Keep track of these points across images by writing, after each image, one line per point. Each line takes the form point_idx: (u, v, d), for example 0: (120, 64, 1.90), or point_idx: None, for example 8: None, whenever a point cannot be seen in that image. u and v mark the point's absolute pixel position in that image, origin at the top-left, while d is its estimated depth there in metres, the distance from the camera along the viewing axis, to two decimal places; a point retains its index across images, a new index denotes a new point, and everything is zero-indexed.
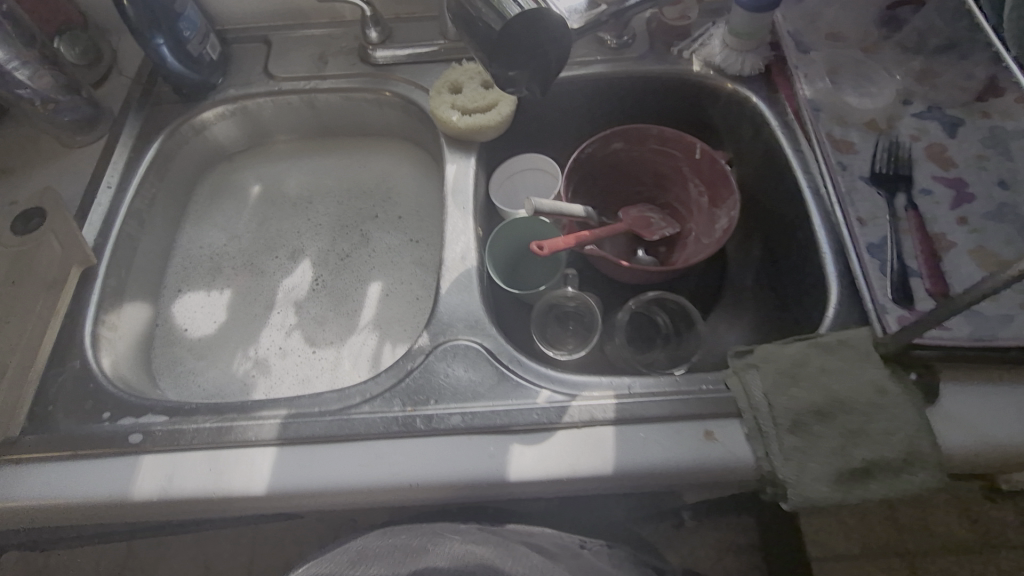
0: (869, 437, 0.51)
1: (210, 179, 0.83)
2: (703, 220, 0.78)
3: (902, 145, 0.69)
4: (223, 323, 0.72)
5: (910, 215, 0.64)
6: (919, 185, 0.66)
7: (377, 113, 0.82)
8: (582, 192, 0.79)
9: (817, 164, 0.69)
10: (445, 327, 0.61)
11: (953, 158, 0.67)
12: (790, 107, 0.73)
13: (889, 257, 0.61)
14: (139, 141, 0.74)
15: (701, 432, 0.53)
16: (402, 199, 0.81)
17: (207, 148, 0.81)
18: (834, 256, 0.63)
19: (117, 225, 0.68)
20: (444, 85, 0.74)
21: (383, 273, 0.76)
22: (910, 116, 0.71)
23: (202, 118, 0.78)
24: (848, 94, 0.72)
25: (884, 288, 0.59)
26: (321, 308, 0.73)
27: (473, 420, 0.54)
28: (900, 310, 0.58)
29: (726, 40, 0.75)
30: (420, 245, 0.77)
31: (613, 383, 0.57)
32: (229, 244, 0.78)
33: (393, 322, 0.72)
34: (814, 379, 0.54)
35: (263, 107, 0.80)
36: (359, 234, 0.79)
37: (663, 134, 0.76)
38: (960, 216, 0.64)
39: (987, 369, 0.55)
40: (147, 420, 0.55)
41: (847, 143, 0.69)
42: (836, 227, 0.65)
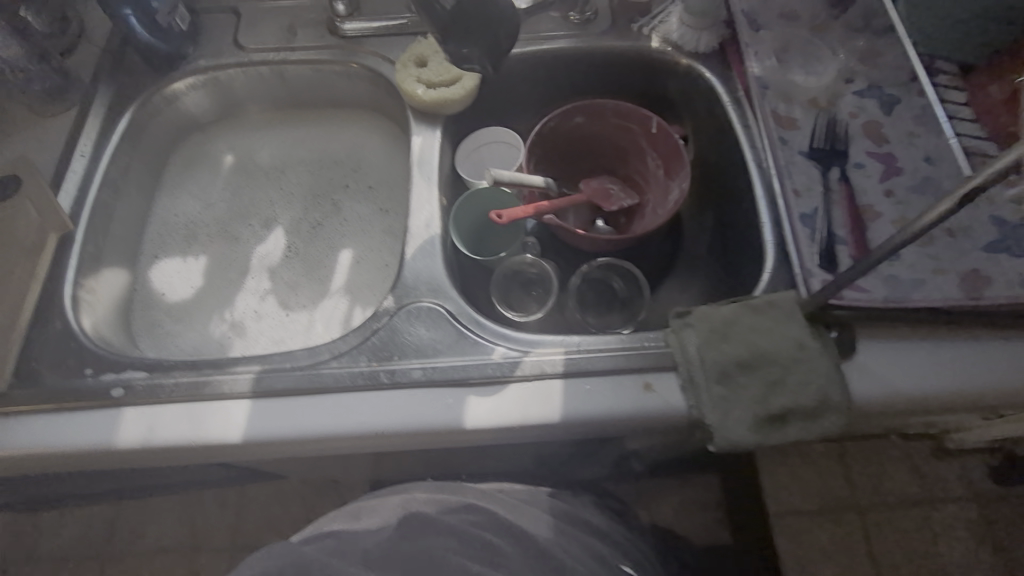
0: (787, 387, 0.58)
1: (184, 149, 0.85)
2: (659, 191, 0.83)
3: (840, 122, 0.73)
4: (199, 288, 0.76)
5: (842, 187, 0.69)
6: (853, 159, 0.71)
7: (346, 86, 0.84)
8: (544, 164, 0.83)
9: (761, 140, 0.73)
10: (409, 290, 0.65)
11: (886, 134, 0.72)
12: (740, 85, 0.77)
13: (819, 226, 0.66)
14: (111, 110, 0.76)
15: (640, 384, 0.59)
16: (372, 170, 0.84)
17: (180, 118, 0.83)
18: (771, 225, 0.69)
19: (93, 192, 0.71)
20: (412, 57, 0.76)
21: (353, 241, 0.80)
22: (851, 94, 0.75)
23: (174, 88, 0.80)
24: (795, 72, 0.76)
25: (812, 255, 0.65)
26: (294, 274, 0.77)
27: (434, 374, 0.59)
28: (824, 274, 0.64)
29: (683, 18, 0.79)
30: (389, 214, 0.81)
31: (563, 340, 0.62)
32: (203, 213, 0.81)
33: (363, 287, 0.76)
34: (742, 336, 0.60)
35: (235, 78, 0.82)
36: (331, 203, 0.82)
37: (620, 109, 0.80)
38: (887, 189, 0.69)
39: (898, 327, 0.62)
40: (128, 376, 0.59)
41: (790, 119, 0.74)
42: (775, 198, 0.70)
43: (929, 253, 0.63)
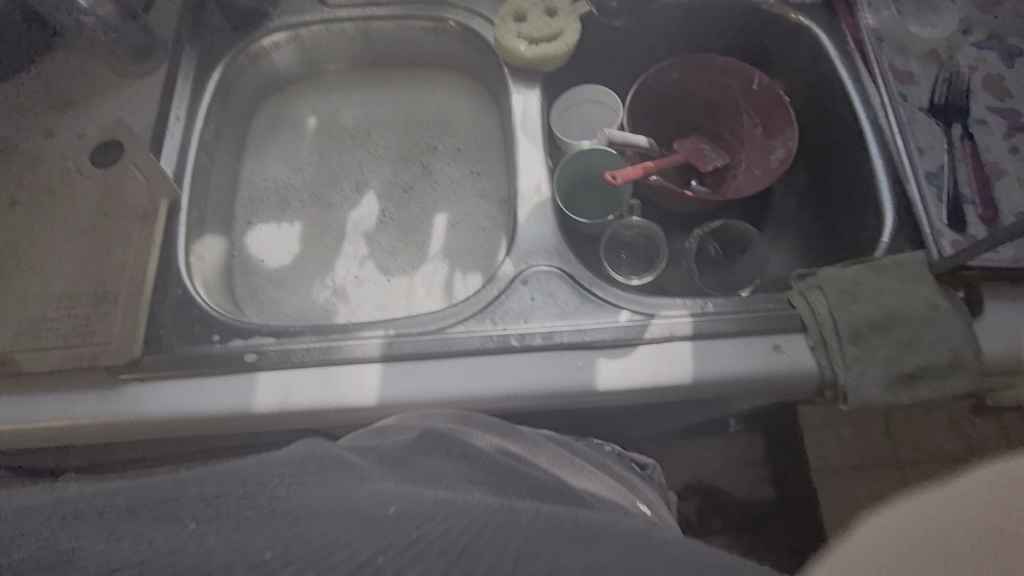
0: (920, 347, 0.56)
1: (264, 112, 0.82)
2: (756, 151, 0.80)
3: (962, 75, 0.70)
4: (297, 254, 0.75)
5: (966, 144, 0.66)
6: (975, 115, 0.68)
7: (431, 42, 0.81)
8: (638, 124, 0.80)
9: (877, 95, 0.70)
10: (526, 255, 0.64)
11: (1008, 88, 0.69)
12: (852, 37, 0.74)
13: (944, 185, 0.64)
14: (200, 71, 0.74)
15: (769, 345, 0.58)
16: (460, 131, 0.82)
17: (262, 79, 0.81)
18: (891, 184, 0.66)
19: (191, 156, 0.69)
20: (510, 11, 0.74)
21: (447, 205, 0.78)
22: (969, 46, 0.72)
23: (258, 46, 0.77)
24: (910, 24, 0.73)
25: (940, 215, 0.63)
26: (391, 239, 0.76)
27: (562, 338, 0.59)
28: (954, 235, 0.62)
29: None
30: (482, 177, 0.79)
31: (687, 303, 0.61)
32: (293, 177, 0.79)
33: (462, 252, 0.75)
34: (871, 296, 0.59)
35: (318, 35, 0.79)
36: (420, 166, 0.80)
37: (725, 64, 0.77)
38: (1012, 146, 0.67)
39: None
40: (257, 341, 0.59)
41: (907, 74, 0.71)
42: (895, 156, 0.67)
43: None
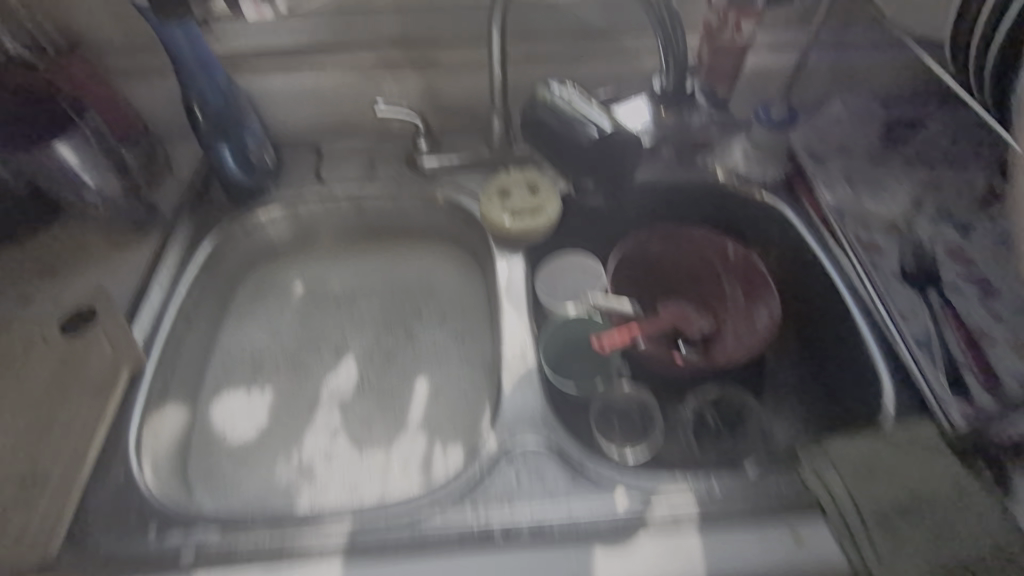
0: (960, 537, 0.49)
1: (252, 277, 0.83)
2: (741, 316, 0.80)
3: (925, 247, 0.73)
4: (264, 425, 0.70)
5: (947, 311, 0.67)
6: (948, 283, 0.70)
7: (421, 216, 0.86)
8: (623, 289, 0.81)
9: (850, 264, 0.73)
10: (510, 427, 0.59)
11: (974, 258, 0.72)
12: (815, 213, 0.79)
13: (936, 352, 0.63)
14: (192, 242, 0.76)
15: (789, 534, 0.52)
16: (445, 296, 0.82)
17: (254, 248, 0.83)
18: (883, 351, 0.65)
19: (167, 324, 0.68)
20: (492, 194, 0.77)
21: (429, 371, 0.75)
22: (925, 220, 0.77)
23: (253, 219, 0.81)
24: (866, 201, 0.78)
25: (940, 382, 0.61)
26: (367, 409, 0.71)
27: (551, 527, 0.52)
28: (960, 403, 0.59)
29: (749, 152, 0.83)
30: (466, 341, 0.77)
31: (691, 481, 0.55)
32: (271, 343, 0.77)
33: (443, 423, 0.70)
34: (890, 475, 0.53)
35: (312, 210, 0.84)
36: (403, 331, 0.79)
37: (701, 235, 0.82)
38: (992, 311, 0.67)
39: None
40: (199, 534, 0.52)
41: (873, 245, 0.74)
42: (879, 323, 0.67)
43: None
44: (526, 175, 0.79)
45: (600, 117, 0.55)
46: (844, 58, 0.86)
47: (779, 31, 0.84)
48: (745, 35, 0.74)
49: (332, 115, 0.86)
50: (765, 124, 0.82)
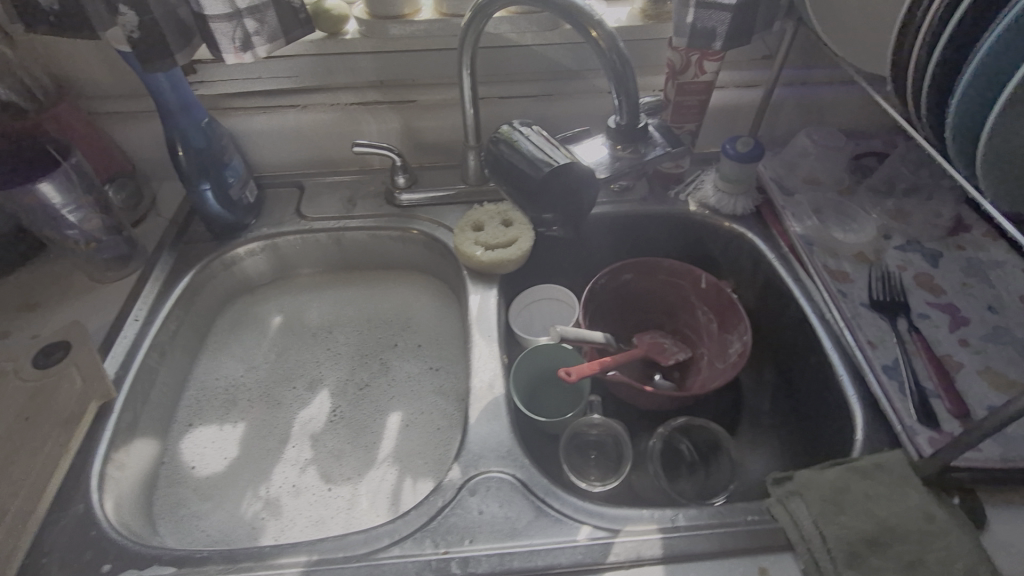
0: (929, 568, 0.48)
1: (232, 311, 0.84)
2: (716, 345, 0.81)
3: (893, 275, 0.74)
4: (234, 459, 0.69)
5: (915, 337, 0.67)
6: (916, 310, 0.70)
7: (399, 248, 0.87)
8: (598, 320, 0.82)
9: (819, 293, 0.74)
10: (476, 459, 0.59)
11: (941, 285, 0.73)
12: (784, 243, 0.80)
13: (904, 379, 0.63)
14: (171, 276, 0.77)
15: (757, 570, 0.51)
16: (422, 328, 0.83)
17: (233, 283, 0.84)
18: (852, 379, 0.65)
19: (139, 357, 0.68)
20: (467, 228, 0.80)
21: (403, 403, 0.75)
22: (893, 249, 0.78)
23: (233, 254, 0.82)
24: (834, 230, 0.80)
25: (909, 410, 0.60)
26: (338, 441, 0.71)
27: (512, 562, 0.51)
28: (929, 431, 0.58)
29: (718, 186, 0.85)
30: (440, 373, 0.78)
31: (655, 515, 0.54)
32: (246, 376, 0.77)
33: (413, 455, 0.69)
34: (859, 505, 0.52)
35: (292, 244, 0.85)
36: (379, 362, 0.79)
37: (672, 267, 0.82)
38: (960, 338, 0.67)
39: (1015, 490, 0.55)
40: (153, 572, 0.51)
41: (842, 273, 0.75)
42: (848, 350, 0.67)
43: None
44: (500, 209, 0.81)
45: (558, 155, 0.56)
46: (808, 95, 0.89)
47: (744, 69, 0.87)
48: (708, 74, 0.79)
49: (316, 154, 0.89)
50: (731, 158, 0.81)
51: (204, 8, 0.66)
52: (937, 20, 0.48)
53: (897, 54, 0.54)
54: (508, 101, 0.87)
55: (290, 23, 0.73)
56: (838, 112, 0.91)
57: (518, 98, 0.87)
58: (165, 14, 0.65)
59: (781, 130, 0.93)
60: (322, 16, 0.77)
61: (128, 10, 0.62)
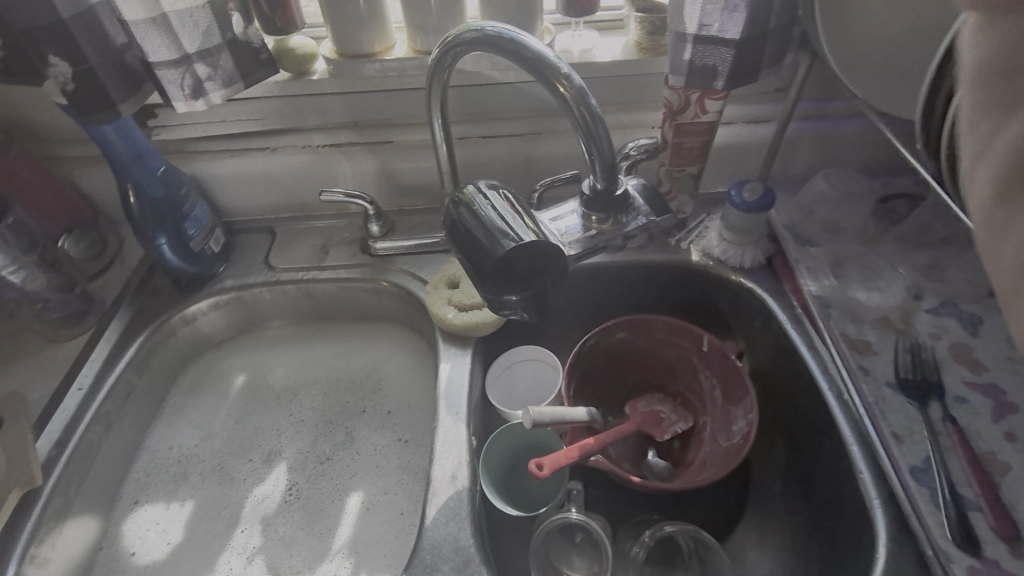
0: None
1: (195, 369, 0.79)
2: (719, 415, 0.71)
3: (924, 346, 0.63)
4: (177, 545, 0.64)
5: (951, 429, 0.57)
6: (951, 391, 0.60)
7: (373, 300, 0.80)
8: (586, 386, 0.74)
9: (836, 368, 0.64)
10: (429, 570, 0.53)
11: (982, 360, 0.62)
12: (797, 302, 0.70)
13: (937, 483, 0.53)
14: (123, 335, 0.72)
15: None
16: (394, 391, 0.76)
17: (195, 339, 0.79)
18: (874, 481, 0.55)
19: (78, 432, 0.63)
20: (441, 289, 0.73)
21: (366, 481, 0.68)
22: (925, 313, 0.67)
23: (193, 309, 0.77)
24: (856, 288, 0.69)
25: (942, 526, 0.51)
26: (291, 526, 0.65)
27: None
28: (968, 558, 0.49)
29: (723, 234, 0.75)
30: (409, 445, 0.70)
31: None
32: (200, 445, 0.72)
33: (371, 546, 0.63)
34: None
35: (260, 296, 0.79)
36: (344, 432, 0.73)
37: (668, 325, 0.73)
38: (1006, 430, 0.56)
39: None
40: None
41: (863, 343, 0.65)
42: (870, 445, 0.57)
43: None
44: None
45: (516, 212, 0.50)
46: (828, 131, 0.79)
47: (755, 103, 0.78)
48: (710, 114, 0.69)
49: (287, 198, 0.83)
50: (737, 208, 0.71)
51: (147, 56, 0.60)
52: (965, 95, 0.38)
53: (930, 99, 0.43)
54: (491, 140, 0.79)
55: (249, 65, 0.67)
56: (863, 147, 0.80)
57: (503, 138, 0.79)
58: (103, 62, 0.60)
59: (798, 168, 0.83)
60: (286, 57, 0.71)
61: (60, 60, 0.58)
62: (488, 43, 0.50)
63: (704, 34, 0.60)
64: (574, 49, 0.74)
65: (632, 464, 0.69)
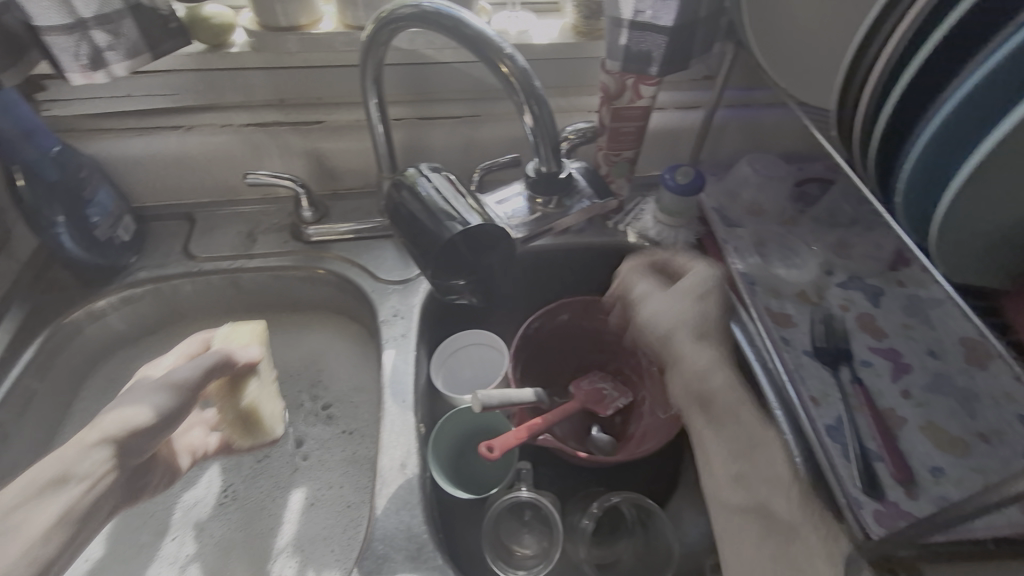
0: None
1: (108, 368, 0.73)
2: (657, 389, 0.73)
3: (836, 317, 0.70)
4: (97, 561, 0.60)
5: (858, 390, 0.63)
6: (858, 357, 0.66)
7: (308, 290, 0.76)
8: (531, 368, 0.74)
9: (761, 339, 0.68)
10: (381, 561, 0.52)
11: (883, 327, 0.69)
12: (725, 280, 0.74)
13: (847, 438, 0.59)
14: (18, 335, 0.64)
15: None
16: (334, 383, 0.73)
17: (105, 338, 0.72)
18: (795, 440, 0.60)
19: None
20: (242, 428, 0.61)
21: (307, 477, 0.66)
22: (835, 287, 0.73)
23: (100, 304, 0.70)
24: (777, 267, 0.74)
25: (852, 475, 0.56)
26: (227, 531, 0.62)
27: None
28: (874, 503, 0.54)
29: (658, 217, 0.77)
30: (353, 437, 0.68)
31: None
32: None
33: (317, 542, 0.61)
34: None
35: (180, 288, 0.73)
36: (280, 429, 0.69)
37: (609, 305, 0.74)
38: (903, 389, 0.63)
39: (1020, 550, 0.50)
40: None
41: (784, 316, 0.70)
42: (792, 409, 0.62)
43: (969, 464, 0.57)
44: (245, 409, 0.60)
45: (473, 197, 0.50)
46: (750, 118, 0.83)
47: (685, 90, 0.81)
48: (645, 99, 0.69)
49: (206, 182, 0.77)
50: (671, 189, 0.74)
51: (34, 19, 0.54)
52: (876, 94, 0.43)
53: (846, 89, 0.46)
54: (429, 122, 0.77)
55: (157, 34, 0.61)
56: (782, 134, 0.86)
57: (443, 120, 0.77)
58: None
59: (724, 153, 0.88)
60: (200, 27, 0.65)
61: None
62: (425, 18, 0.49)
63: (639, 19, 0.62)
64: (511, 30, 0.73)
65: (578, 441, 0.71)
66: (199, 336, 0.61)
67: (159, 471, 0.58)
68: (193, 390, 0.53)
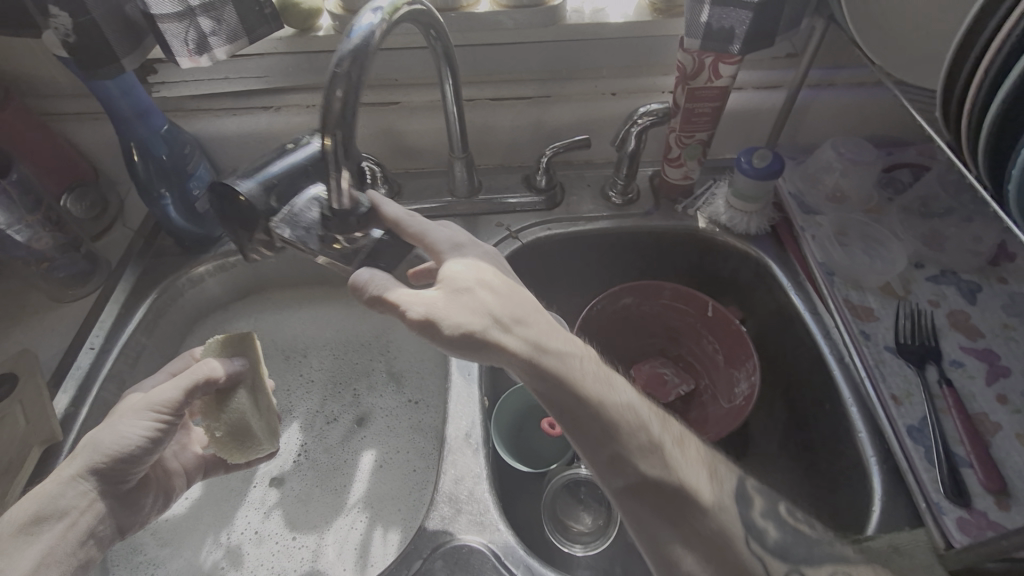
0: None
1: (205, 328, 0.80)
2: (721, 378, 0.72)
3: (923, 314, 0.65)
4: (194, 501, 0.66)
5: (946, 392, 0.59)
6: (947, 357, 0.62)
7: None
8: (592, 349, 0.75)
9: (838, 333, 0.65)
10: (448, 522, 0.55)
11: (978, 327, 0.64)
12: (802, 270, 0.71)
13: (930, 441, 0.56)
14: (131, 296, 0.72)
15: None
16: (402, 354, 0.77)
17: (202, 301, 0.79)
18: (871, 439, 0.58)
19: (93, 390, 0.65)
20: (231, 441, 0.56)
21: (377, 439, 0.70)
22: (924, 281, 0.69)
23: (198, 271, 0.76)
24: (860, 257, 0.70)
25: (935, 480, 0.54)
26: (305, 484, 0.67)
27: None
28: (958, 510, 0.52)
29: (730, 202, 0.74)
30: (420, 406, 0.72)
31: None
32: None
33: (386, 501, 0.65)
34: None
35: (267, 258, 0.79)
36: (351, 395, 0.74)
37: (676, 291, 0.73)
38: (998, 393, 0.59)
39: None
40: None
41: (866, 310, 0.66)
42: (870, 406, 0.60)
43: None
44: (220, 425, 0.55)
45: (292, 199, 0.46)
46: (837, 98, 0.78)
47: (767, 69, 0.77)
48: (723, 79, 0.67)
49: None
50: (746, 174, 0.71)
51: (149, 7, 0.58)
52: (992, 72, 0.39)
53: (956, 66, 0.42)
54: (500, 103, 0.78)
55: (253, 19, 0.64)
56: (874, 115, 0.80)
57: (514, 101, 0.78)
58: (106, 15, 0.57)
59: (807, 135, 0.83)
60: (292, 12, 0.68)
61: (60, 10, 0.55)
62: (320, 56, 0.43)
63: None
64: (586, 7, 0.72)
65: None
66: (188, 353, 0.62)
67: (151, 495, 0.56)
68: (176, 410, 0.50)
